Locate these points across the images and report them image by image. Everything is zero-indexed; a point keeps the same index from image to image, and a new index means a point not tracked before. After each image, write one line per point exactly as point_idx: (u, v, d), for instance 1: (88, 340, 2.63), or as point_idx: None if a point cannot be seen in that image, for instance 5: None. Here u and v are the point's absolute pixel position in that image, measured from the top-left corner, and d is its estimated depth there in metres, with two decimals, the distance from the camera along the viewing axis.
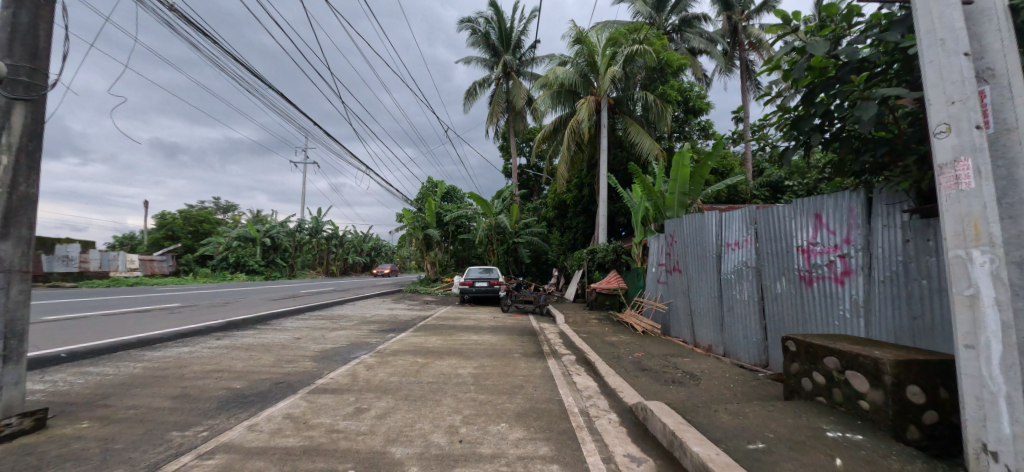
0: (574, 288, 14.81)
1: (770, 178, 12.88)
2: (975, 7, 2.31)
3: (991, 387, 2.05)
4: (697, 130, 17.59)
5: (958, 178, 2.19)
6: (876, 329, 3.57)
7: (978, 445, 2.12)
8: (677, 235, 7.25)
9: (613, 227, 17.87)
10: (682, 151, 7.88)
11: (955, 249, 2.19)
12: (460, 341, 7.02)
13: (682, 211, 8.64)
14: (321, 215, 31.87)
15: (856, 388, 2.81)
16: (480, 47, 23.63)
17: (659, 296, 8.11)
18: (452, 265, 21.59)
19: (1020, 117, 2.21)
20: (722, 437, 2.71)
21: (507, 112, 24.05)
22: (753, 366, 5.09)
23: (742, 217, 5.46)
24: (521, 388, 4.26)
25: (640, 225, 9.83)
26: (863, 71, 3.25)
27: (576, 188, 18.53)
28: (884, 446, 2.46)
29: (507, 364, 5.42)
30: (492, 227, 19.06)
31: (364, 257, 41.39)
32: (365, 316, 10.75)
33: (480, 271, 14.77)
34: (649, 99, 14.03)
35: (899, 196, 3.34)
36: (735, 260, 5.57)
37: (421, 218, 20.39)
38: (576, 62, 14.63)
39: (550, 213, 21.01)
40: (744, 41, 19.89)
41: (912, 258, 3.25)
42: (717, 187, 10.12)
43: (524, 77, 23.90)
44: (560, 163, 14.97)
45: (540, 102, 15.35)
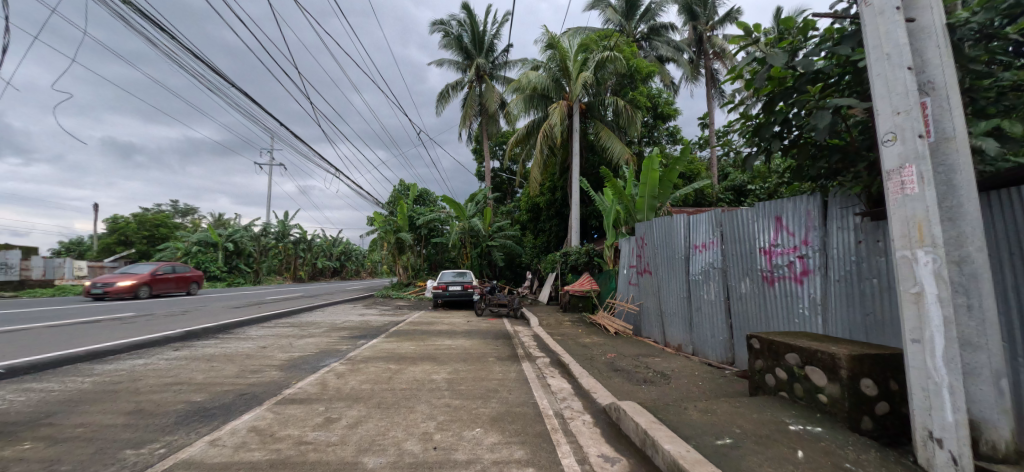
0: (548, 291, 14.86)
1: (735, 182, 13.33)
2: (917, 25, 2.48)
3: (935, 378, 2.19)
4: (665, 135, 18.14)
5: (904, 183, 2.34)
6: (833, 326, 3.74)
7: (925, 433, 2.27)
8: (648, 238, 7.41)
9: (585, 229, 18.16)
10: (651, 156, 8.07)
11: (902, 249, 2.33)
12: (433, 346, 6.90)
13: (651, 214, 8.82)
14: (288, 217, 30.53)
15: (815, 382, 2.94)
16: (452, 49, 23.58)
17: (630, 297, 8.26)
18: (426, 269, 21.27)
19: (957, 127, 2.39)
20: (692, 434, 2.77)
21: (481, 115, 24.04)
22: (720, 364, 5.25)
23: (709, 220, 5.62)
24: (497, 392, 4.24)
25: (612, 228, 10.05)
26: (818, 81, 3.40)
27: (549, 191, 18.69)
28: (842, 437, 2.59)
29: (482, 368, 5.36)
30: (465, 230, 18.97)
31: (334, 261, 39.69)
32: (336, 322, 10.44)
33: (454, 275, 14.64)
34: (619, 104, 14.33)
35: (852, 199, 3.51)
36: (703, 261, 5.72)
37: (393, 222, 20.13)
38: (548, 67, 14.90)
39: (523, 216, 21.05)
40: (709, 51, 20.55)
41: (863, 258, 3.44)
42: (684, 192, 10.24)
43: (496, 81, 23.96)
44: (533, 166, 15.03)
45: (512, 106, 15.35)
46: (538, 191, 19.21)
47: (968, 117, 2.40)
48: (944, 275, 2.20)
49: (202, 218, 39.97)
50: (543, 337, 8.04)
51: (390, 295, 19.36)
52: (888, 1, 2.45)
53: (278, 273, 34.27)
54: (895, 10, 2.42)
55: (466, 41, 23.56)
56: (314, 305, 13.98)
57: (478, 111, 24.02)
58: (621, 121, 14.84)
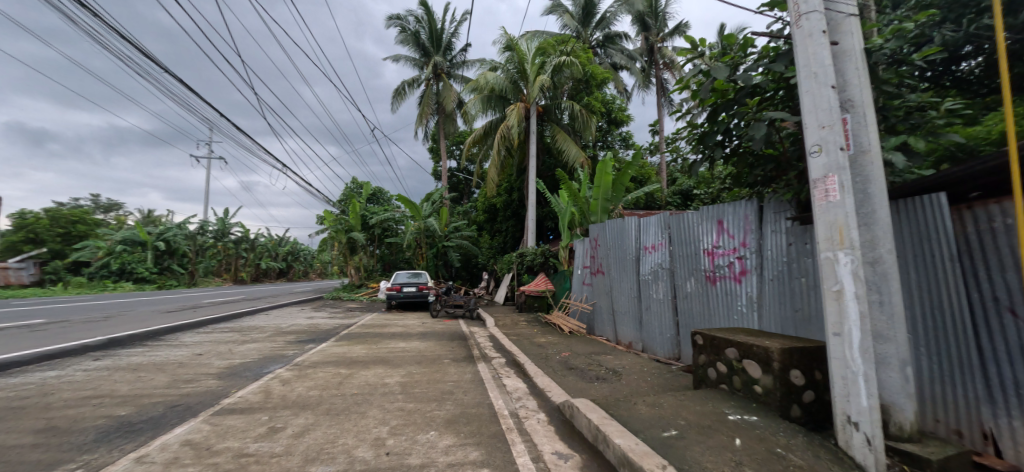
0: (505, 292, 14.91)
1: (681, 187, 13.99)
2: (840, 48, 2.73)
3: (852, 367, 2.43)
4: (618, 140, 18.81)
5: (827, 191, 2.55)
6: (766, 322, 4.04)
7: (845, 417, 2.50)
8: (601, 239, 7.62)
9: (541, 230, 18.43)
10: (604, 159, 8.30)
11: (826, 250, 2.55)
12: (386, 349, 6.72)
13: (605, 216, 9.08)
14: (228, 215, 28.48)
15: (751, 374, 3.13)
16: (409, 46, 23.10)
17: (584, 297, 8.46)
18: (380, 270, 20.67)
19: (872, 141, 2.64)
20: (641, 427, 2.86)
21: (438, 114, 23.72)
22: (668, 360, 5.51)
23: (657, 222, 5.88)
24: (452, 394, 4.19)
25: (567, 229, 10.26)
26: (756, 95, 3.64)
27: (506, 192, 18.79)
28: (775, 424, 2.78)
29: (436, 370, 5.28)
30: (421, 230, 18.60)
31: (281, 262, 37.54)
32: (281, 326, 9.89)
33: (409, 275, 14.34)
34: (575, 108, 14.61)
35: (784, 205, 3.80)
36: (652, 262, 5.97)
37: (345, 221, 19.42)
38: (506, 69, 15.02)
39: (480, 217, 20.99)
40: (659, 61, 21.37)
41: (793, 259, 3.73)
42: (634, 196, 10.60)
43: (454, 80, 23.74)
44: (491, 167, 15.04)
45: (470, 106, 15.28)
46: (496, 192, 19.24)
47: (880, 132, 2.67)
48: (860, 274, 2.44)
49: (128, 215, 36.35)
50: (499, 337, 8.05)
51: (342, 297, 18.61)
52: (816, 25, 2.64)
53: (216, 275, 31.87)
54: (822, 33, 2.62)
55: (424, 38, 23.18)
56: (258, 308, 13.14)
57: (435, 110, 23.67)
58: (577, 124, 15.14)
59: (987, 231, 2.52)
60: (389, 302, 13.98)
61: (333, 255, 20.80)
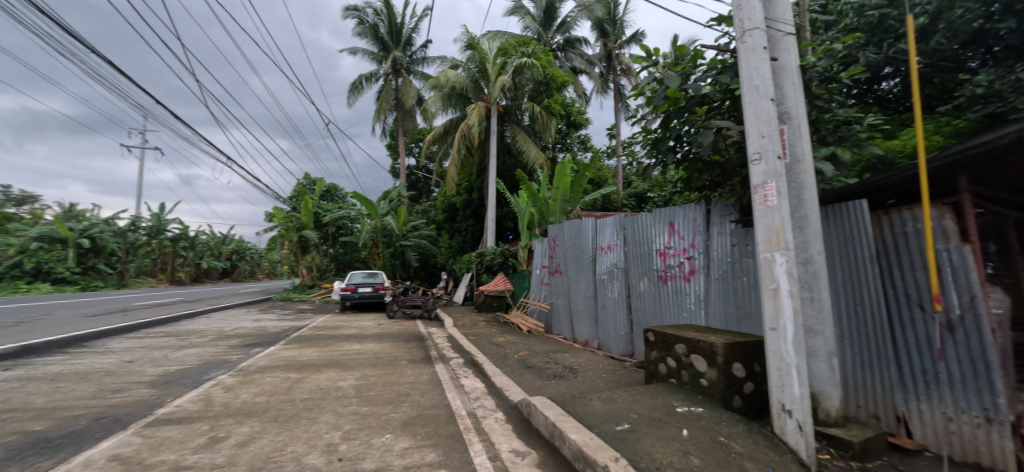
0: (464, 292, 14.82)
1: (637, 189, 14.46)
2: (779, 64, 2.94)
3: (786, 359, 2.62)
4: (577, 143, 19.07)
5: (766, 196, 2.72)
6: (712, 318, 4.27)
7: (780, 406, 2.70)
8: (559, 239, 7.75)
9: (500, 230, 18.48)
10: (563, 161, 8.48)
11: (764, 251, 2.72)
12: (339, 352, 6.50)
13: (563, 217, 9.24)
14: (165, 210, 26.32)
15: (697, 368, 3.29)
16: (367, 38, 22.37)
17: (543, 296, 8.55)
18: (334, 270, 19.97)
19: (805, 151, 2.86)
20: (596, 422, 2.94)
21: (397, 110, 23.16)
22: (622, 357, 5.71)
23: (613, 224, 6.07)
24: (408, 396, 4.11)
25: (526, 229, 10.34)
26: (705, 104, 3.83)
27: (466, 191, 18.69)
28: (718, 414, 2.93)
29: (392, 372, 5.17)
30: (378, 229, 18.10)
31: (224, 261, 35.17)
32: (223, 330, 9.29)
33: (364, 275, 13.93)
34: (535, 110, 14.70)
35: (729, 208, 4.04)
36: (608, 262, 6.15)
37: (296, 218, 18.59)
38: (468, 68, 15.04)
39: (440, 216, 20.73)
40: (617, 67, 21.91)
41: (737, 259, 3.98)
42: (592, 197, 10.79)
43: (413, 76, 23.29)
44: (450, 165, 14.92)
45: (430, 103, 15.06)
46: (456, 191, 19.04)
47: (812, 144, 2.90)
48: (793, 273, 2.64)
49: (45, 209, 32.67)
50: (457, 338, 8.00)
51: (293, 297, 17.75)
52: (758, 41, 2.80)
53: (150, 275, 29.34)
54: (763, 50, 2.80)
55: (382, 31, 22.54)
56: (199, 311, 12.26)
57: (394, 105, 23.09)
58: (536, 126, 15.26)
59: (901, 235, 2.81)
60: (343, 303, 13.50)
61: (283, 254, 19.77)
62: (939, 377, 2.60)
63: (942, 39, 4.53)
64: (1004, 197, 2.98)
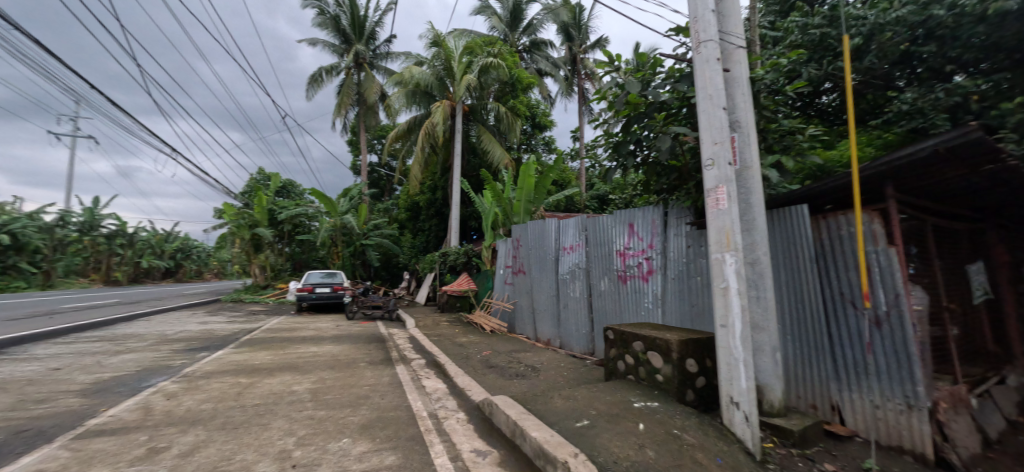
0: (426, 292, 14.61)
1: (598, 192, 14.75)
2: (731, 76, 3.10)
3: (735, 354, 2.77)
4: (542, 144, 19.24)
5: (718, 200, 2.87)
6: (669, 316, 4.45)
7: (729, 398, 2.84)
8: (522, 240, 7.80)
9: (464, 230, 18.39)
10: (528, 162, 8.57)
11: (716, 252, 2.86)
12: (294, 355, 6.24)
13: (527, 218, 9.32)
14: (98, 205, 24.23)
15: (653, 364, 3.41)
16: (328, 30, 21.57)
17: (506, 296, 8.58)
18: (289, 270, 19.21)
19: (753, 158, 3.04)
20: (556, 420, 2.98)
21: (359, 105, 22.51)
22: (583, 355, 5.83)
23: (575, 225, 6.18)
24: (367, 398, 4.01)
25: (490, 229, 10.30)
26: (663, 111, 3.98)
27: (429, 190, 18.47)
28: (673, 408, 3.05)
29: (351, 375, 5.03)
30: (337, 228, 17.54)
31: (168, 261, 32.86)
32: (166, 333, 8.69)
33: (322, 275, 13.44)
34: (500, 110, 14.74)
35: (685, 211, 4.22)
36: (570, 262, 6.26)
37: (248, 215, 17.67)
38: (433, 65, 14.81)
39: (402, 215, 20.31)
40: (581, 71, 22.18)
41: (692, 260, 4.16)
42: (555, 198, 10.93)
43: (377, 71, 22.73)
44: (414, 163, 14.68)
45: (394, 99, 14.76)
46: (420, 190, 18.71)
47: (760, 151, 3.08)
48: (741, 273, 2.80)
49: None
50: (419, 338, 7.89)
51: (245, 298, 16.83)
52: (711, 53, 2.94)
53: (81, 275, 26.91)
54: (716, 61, 2.94)
55: (344, 23, 21.82)
56: (138, 314, 11.38)
57: (356, 100, 22.44)
58: (502, 126, 15.30)
59: (837, 238, 3.05)
60: (300, 304, 12.97)
61: (234, 253, 18.69)
62: (868, 368, 2.84)
63: (874, 60, 4.94)
64: (923, 204, 3.29)
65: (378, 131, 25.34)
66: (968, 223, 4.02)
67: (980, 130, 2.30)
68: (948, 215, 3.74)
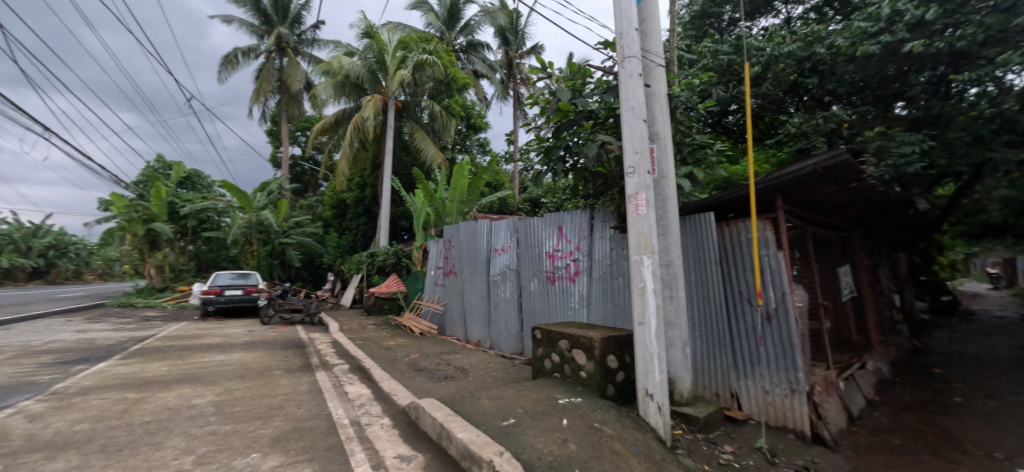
0: (353, 294, 13.99)
1: (531, 195, 15.06)
2: (651, 91, 3.35)
3: (650, 349, 2.97)
4: (476, 145, 19.13)
5: (637, 205, 3.06)
6: (593, 315, 4.68)
7: (644, 391, 3.04)
8: (454, 241, 7.72)
9: (395, 229, 17.84)
10: (461, 162, 8.57)
11: (635, 254, 3.05)
12: (196, 365, 5.61)
13: (460, 219, 9.29)
14: None
15: (578, 362, 3.55)
16: (245, 8, 19.79)
17: (436, 298, 8.43)
18: (193, 270, 17.33)
19: (668, 168, 3.30)
20: (483, 420, 3.00)
21: (280, 93, 20.90)
22: (512, 355, 5.94)
23: (507, 227, 6.27)
24: (282, 408, 3.73)
25: (421, 229, 10.03)
26: (591, 120, 4.19)
27: (358, 188, 17.67)
28: (595, 402, 3.20)
29: (264, 384, 4.65)
30: (252, 224, 16.09)
31: (35, 260, 27.83)
32: (28, 345, 7.35)
33: (232, 277, 12.08)
34: (434, 109, 14.54)
35: (609, 215, 4.46)
36: (501, 263, 6.33)
37: (144, 209, 15.57)
38: (365, 57, 14.30)
39: (327, 213, 19.17)
40: (516, 76, 22.51)
41: (615, 261, 4.42)
42: (488, 199, 11.00)
43: (302, 58, 21.28)
44: (341, 158, 13.96)
45: (320, 90, 13.91)
46: (346, 187, 17.86)
47: (674, 162, 3.35)
48: (656, 274, 3.02)
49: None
50: (343, 343, 7.49)
51: (136, 303, 14.74)
52: (634, 69, 3.15)
53: None
54: (638, 76, 3.15)
55: (265, 3, 20.16)
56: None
57: (278, 87, 20.82)
58: (436, 125, 15.05)
59: (737, 243, 3.41)
60: (204, 308, 11.67)
61: (124, 251, 16.30)
62: (760, 358, 3.21)
63: (770, 87, 6.32)
64: (805, 214, 3.80)
65: (301, 123, 23.60)
66: (839, 232, 4.70)
67: (847, 153, 2.66)
68: (824, 224, 4.34)
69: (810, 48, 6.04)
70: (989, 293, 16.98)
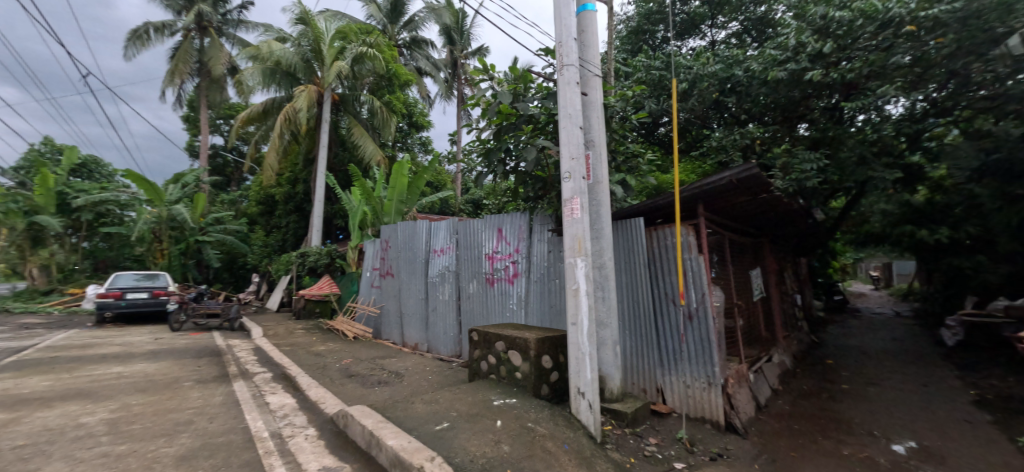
0: (280, 297, 13.14)
1: (473, 196, 15.03)
2: (588, 99, 3.48)
3: (582, 349, 3.08)
4: (417, 144, 18.69)
5: (572, 210, 3.15)
6: (530, 317, 4.77)
7: (577, 390, 3.14)
8: (391, 241, 7.50)
9: (329, 228, 16.99)
10: (401, 160, 8.39)
11: (570, 257, 3.14)
12: (85, 379, 4.95)
13: (398, 218, 9.08)
14: None
15: (513, 363, 3.59)
16: None
17: (371, 300, 8.12)
18: (87, 270, 15.25)
19: (602, 174, 3.44)
20: (415, 426, 2.94)
21: (200, 76, 19.05)
22: (450, 358, 5.89)
23: (446, 228, 6.20)
24: (192, 423, 3.41)
25: (357, 229, 9.60)
26: (532, 124, 4.26)
27: (289, 184, 16.61)
28: (529, 403, 3.26)
29: (172, 397, 4.22)
30: (163, 219, 14.47)
31: None
32: None
33: (138, 277, 10.92)
34: (374, 104, 13.90)
35: (548, 219, 4.57)
36: (440, 265, 6.25)
37: (24, 198, 13.44)
38: (299, 43, 13.50)
39: (252, 209, 17.78)
40: (461, 76, 22.38)
41: (552, 264, 4.53)
42: (429, 200, 10.82)
43: (226, 39, 19.50)
44: (269, 150, 13.03)
45: (247, 75, 12.82)
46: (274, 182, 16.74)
47: (608, 169, 3.49)
48: (589, 276, 3.13)
49: None
50: (266, 350, 6.99)
51: (11, 308, 12.67)
52: (571, 77, 3.25)
53: None
54: (575, 85, 3.25)
55: None
56: None
57: (197, 70, 18.96)
58: (376, 121, 14.38)
59: (663, 247, 3.64)
60: (100, 313, 10.32)
61: None
62: (682, 354, 3.45)
63: (696, 102, 6.97)
64: (723, 222, 4.14)
65: (225, 110, 21.64)
66: (751, 238, 5.18)
67: (756, 168, 2.91)
68: (738, 231, 4.77)
69: (730, 69, 6.67)
70: (869, 293, 19.66)
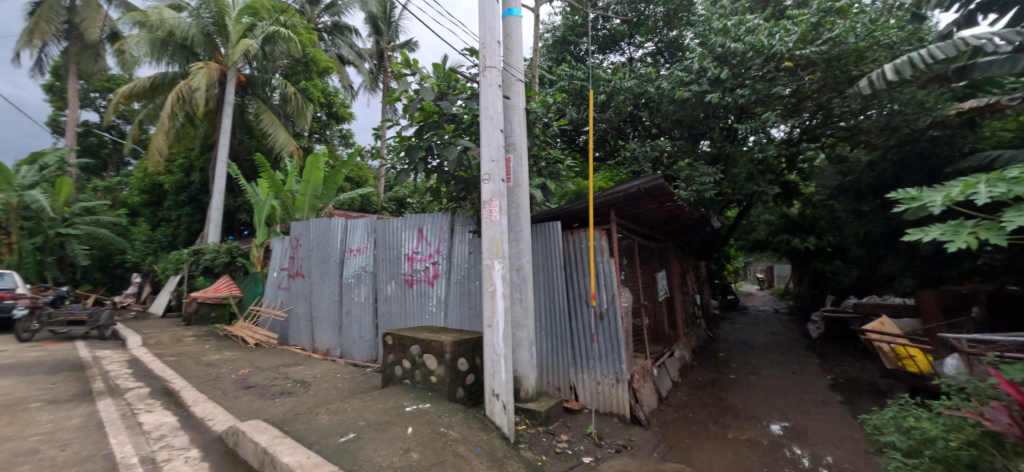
0: (167, 300, 11.64)
1: (396, 194, 14.55)
2: (510, 104, 3.54)
3: (497, 350, 3.12)
4: (338, 137, 17.49)
5: (491, 211, 3.18)
6: (450, 319, 4.75)
7: (491, 391, 3.18)
8: (302, 239, 7.00)
9: (232, 223, 15.39)
10: (315, 154, 7.91)
11: (487, 259, 3.16)
12: None
13: (312, 215, 8.54)
14: None
15: (428, 366, 3.56)
16: None
17: (278, 303, 7.52)
18: None
19: (523, 178, 3.52)
20: (316, 440, 2.79)
21: (68, 40, 16.20)
22: (365, 363, 5.68)
23: (364, 226, 5.95)
24: (39, 453, 2.91)
25: (264, 225, 8.98)
26: (456, 123, 4.23)
27: (182, 172, 14.75)
28: (444, 406, 3.26)
29: (14, 422, 3.57)
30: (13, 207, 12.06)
31: None
32: None
33: None
34: (288, 90, 12.72)
35: (470, 220, 4.58)
36: (356, 265, 5.99)
37: None
38: (198, 13, 11.91)
39: (134, 199, 15.47)
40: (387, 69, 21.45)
41: (472, 265, 4.55)
42: (348, 196, 10.17)
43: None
44: (157, 132, 11.45)
45: (131, 43, 11.11)
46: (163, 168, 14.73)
47: (528, 173, 3.58)
48: (505, 277, 3.19)
49: None
50: (145, 362, 6.18)
51: None
52: (494, 79, 3.27)
53: None
54: (497, 87, 3.28)
55: None
56: None
57: (65, 32, 16.09)
58: (290, 108, 13.19)
59: (578, 250, 3.82)
60: None
61: None
62: (593, 351, 3.66)
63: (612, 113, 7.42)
64: (633, 227, 4.45)
65: (101, 82, 18.57)
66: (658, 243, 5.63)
67: (661, 178, 3.15)
68: (647, 236, 5.15)
69: (643, 86, 7.21)
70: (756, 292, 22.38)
